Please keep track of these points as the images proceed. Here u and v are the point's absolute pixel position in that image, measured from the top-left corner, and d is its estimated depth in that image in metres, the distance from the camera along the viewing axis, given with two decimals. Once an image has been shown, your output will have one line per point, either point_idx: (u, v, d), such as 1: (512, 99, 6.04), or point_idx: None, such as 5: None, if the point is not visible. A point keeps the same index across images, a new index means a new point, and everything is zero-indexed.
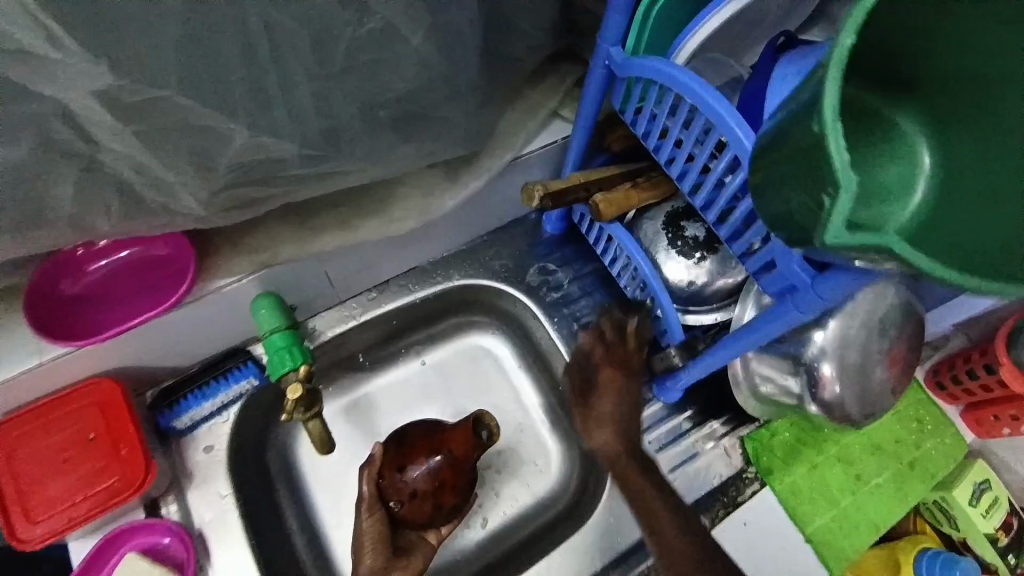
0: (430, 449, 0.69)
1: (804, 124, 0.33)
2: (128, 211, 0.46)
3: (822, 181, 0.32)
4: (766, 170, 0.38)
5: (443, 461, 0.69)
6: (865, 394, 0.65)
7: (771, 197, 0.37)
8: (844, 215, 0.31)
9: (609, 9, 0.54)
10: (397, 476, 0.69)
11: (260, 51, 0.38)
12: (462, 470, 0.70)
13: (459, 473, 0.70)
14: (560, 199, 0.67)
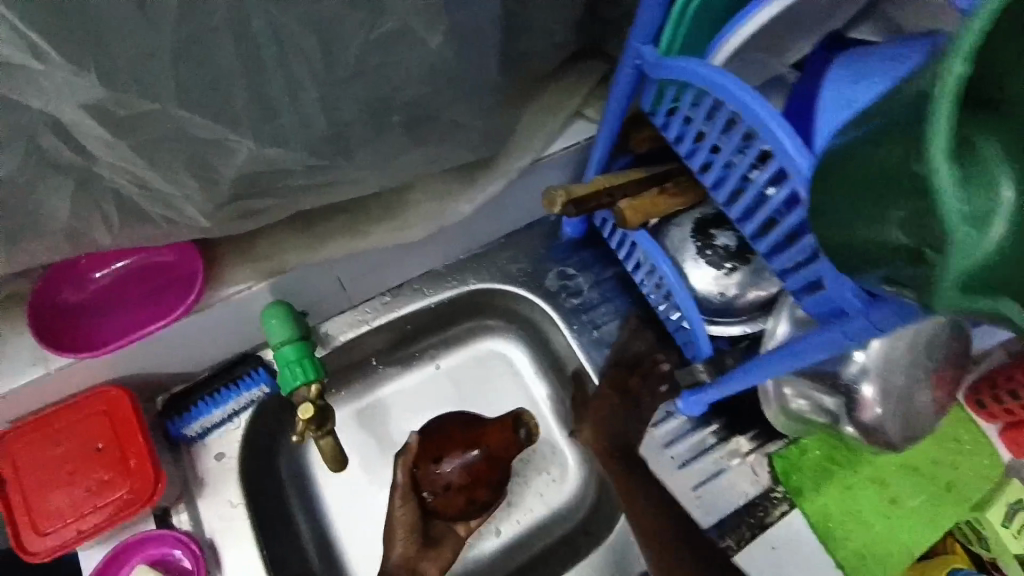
0: (467, 443, 0.68)
1: (900, 158, 0.30)
2: (132, 222, 0.45)
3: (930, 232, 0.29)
4: (839, 192, 0.35)
5: (479, 456, 0.68)
6: (907, 417, 0.61)
7: (846, 224, 0.35)
8: (957, 270, 0.28)
9: (642, 6, 0.50)
10: (432, 468, 0.68)
11: (265, 55, 0.36)
12: (497, 465, 0.69)
13: (494, 470, 0.69)
14: (583, 205, 0.63)
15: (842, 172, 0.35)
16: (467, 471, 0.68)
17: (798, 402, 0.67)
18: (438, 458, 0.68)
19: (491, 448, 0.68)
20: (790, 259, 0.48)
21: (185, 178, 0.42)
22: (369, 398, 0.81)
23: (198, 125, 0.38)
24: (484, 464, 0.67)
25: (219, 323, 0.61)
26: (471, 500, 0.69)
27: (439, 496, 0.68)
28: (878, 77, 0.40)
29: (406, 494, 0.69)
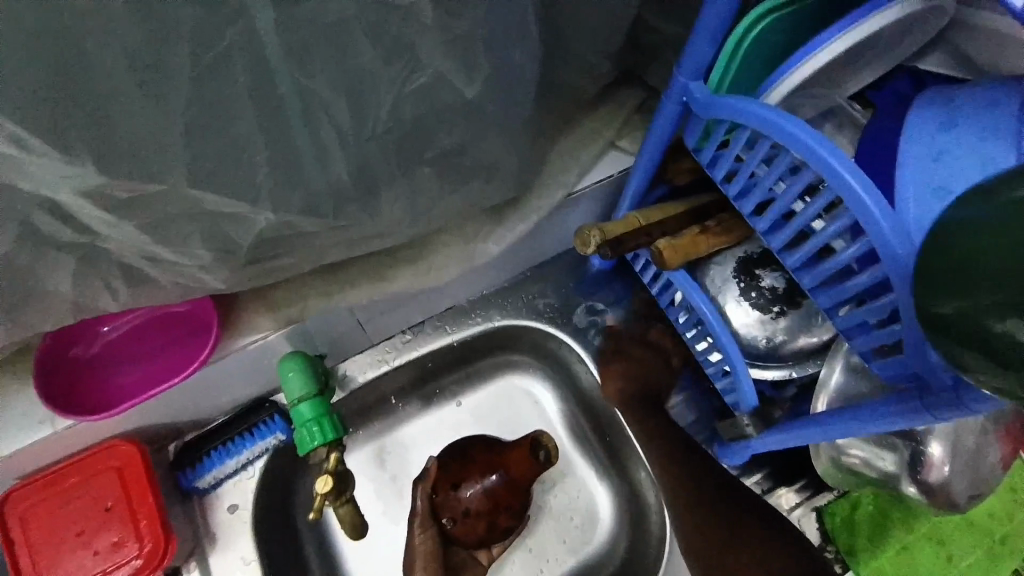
0: (487, 467, 0.66)
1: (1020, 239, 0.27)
2: (139, 286, 0.41)
3: None
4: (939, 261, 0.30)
5: (500, 480, 0.65)
6: (976, 478, 0.56)
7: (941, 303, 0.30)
8: None
9: (693, 38, 0.46)
10: (452, 493, 0.65)
11: (290, 115, 0.33)
12: (518, 490, 0.66)
13: (516, 494, 0.66)
14: (620, 247, 0.59)
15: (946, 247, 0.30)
16: (488, 496, 0.65)
17: (849, 456, 0.60)
18: (457, 482, 0.65)
19: (512, 472, 0.66)
20: (862, 320, 0.43)
21: (198, 244, 0.38)
22: (387, 440, 0.76)
23: (211, 201, 0.35)
24: (504, 489, 0.65)
25: (232, 372, 0.58)
26: (492, 526, 0.66)
27: (458, 522, 0.65)
28: (972, 125, 0.38)
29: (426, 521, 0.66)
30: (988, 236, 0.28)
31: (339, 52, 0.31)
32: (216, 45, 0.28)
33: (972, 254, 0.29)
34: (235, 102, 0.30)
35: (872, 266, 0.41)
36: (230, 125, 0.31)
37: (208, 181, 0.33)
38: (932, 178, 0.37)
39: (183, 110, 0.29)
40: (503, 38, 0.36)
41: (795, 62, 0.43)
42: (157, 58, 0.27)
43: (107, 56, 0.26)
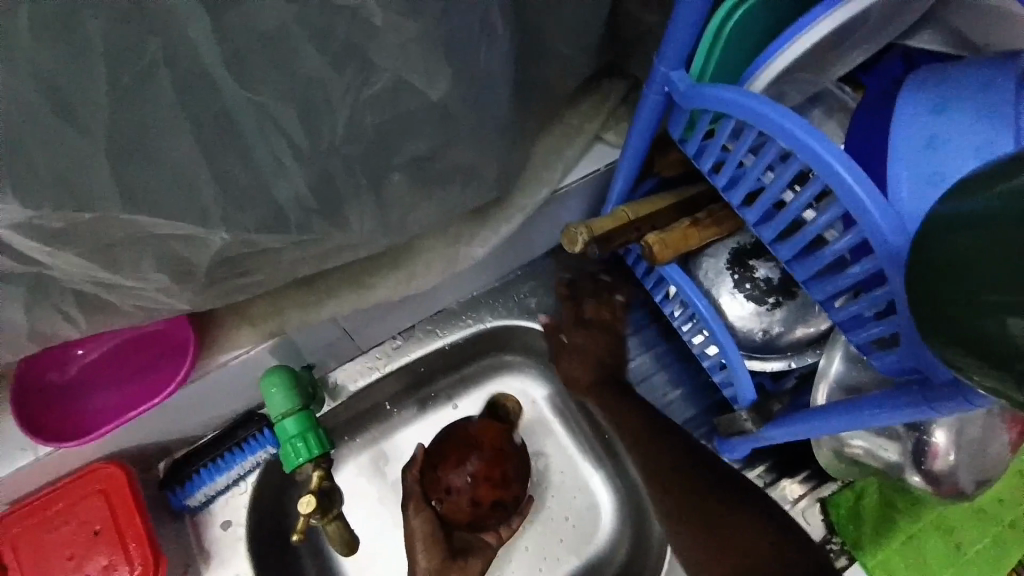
0: (461, 449, 0.64)
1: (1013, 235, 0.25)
2: (103, 307, 0.40)
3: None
4: (931, 260, 0.29)
5: (476, 460, 0.63)
6: (983, 465, 0.54)
7: (935, 308, 0.29)
8: None
9: (671, 25, 0.44)
10: (434, 475, 0.64)
11: (240, 127, 0.31)
12: (495, 462, 0.63)
13: (492, 466, 0.63)
14: (606, 244, 0.57)
15: (938, 247, 0.28)
16: (468, 474, 0.63)
17: (851, 446, 0.58)
18: (437, 464, 0.64)
19: (484, 449, 0.63)
20: (858, 312, 0.41)
21: (149, 267, 0.37)
22: (383, 446, 0.75)
23: (160, 225, 0.34)
24: (478, 463, 0.63)
25: (216, 389, 0.57)
26: (478, 502, 0.63)
27: (444, 502, 0.63)
28: (965, 107, 0.36)
29: (420, 503, 0.65)
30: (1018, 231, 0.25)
31: (281, 59, 0.30)
32: (138, 57, 0.27)
33: (1001, 250, 0.25)
34: (168, 121, 0.29)
35: (866, 258, 0.39)
36: (169, 144, 0.30)
37: (150, 203, 0.32)
38: (924, 164, 0.35)
39: (119, 119, 0.28)
40: (466, 39, 0.34)
41: (779, 45, 0.41)
42: (77, 76, 0.26)
43: (17, 73, 0.26)
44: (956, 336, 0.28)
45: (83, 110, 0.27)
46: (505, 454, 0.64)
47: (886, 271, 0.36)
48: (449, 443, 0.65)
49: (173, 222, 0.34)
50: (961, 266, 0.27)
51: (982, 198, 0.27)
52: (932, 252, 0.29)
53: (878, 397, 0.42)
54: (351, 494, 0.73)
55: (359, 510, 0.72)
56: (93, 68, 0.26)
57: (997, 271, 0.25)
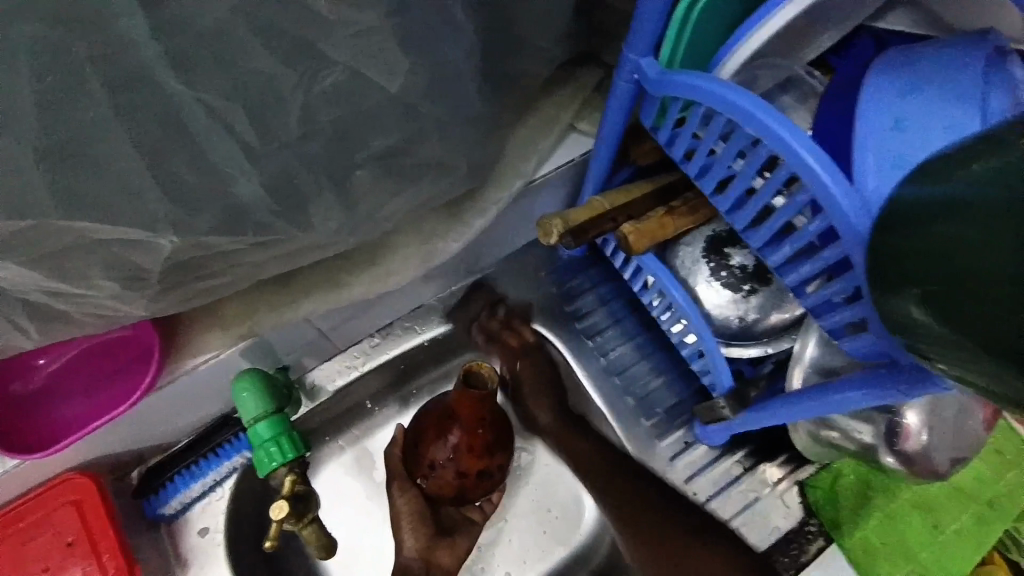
0: (440, 422, 0.58)
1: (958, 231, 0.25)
2: (57, 316, 0.38)
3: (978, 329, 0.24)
4: (891, 251, 0.29)
5: (459, 432, 0.57)
6: (956, 444, 0.55)
7: (897, 300, 0.29)
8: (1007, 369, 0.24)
9: (638, 13, 0.43)
10: (417, 452, 0.60)
11: (188, 127, 0.30)
12: (477, 430, 0.56)
13: (475, 437, 0.56)
14: (581, 235, 0.57)
15: (899, 236, 0.29)
16: (451, 448, 0.57)
17: (828, 429, 0.59)
18: (417, 441, 0.60)
19: (465, 420, 0.56)
20: (829, 298, 0.41)
21: (102, 273, 0.36)
22: (366, 445, 0.74)
23: (108, 231, 0.33)
24: (460, 436, 0.56)
25: (187, 395, 0.56)
26: (464, 475, 0.58)
27: (429, 479, 0.60)
28: (931, 89, 0.36)
29: (404, 484, 0.64)
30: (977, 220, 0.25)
31: (225, 54, 0.28)
32: (70, 55, 0.26)
33: (956, 238, 0.25)
34: (108, 123, 0.28)
35: (834, 243, 0.39)
36: (112, 145, 0.29)
37: (100, 207, 0.31)
38: (890, 146, 0.35)
39: (55, 121, 0.27)
40: (425, 30, 0.33)
41: (747, 29, 0.41)
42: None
43: None
44: (920, 322, 0.28)
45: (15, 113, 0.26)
46: (489, 421, 0.57)
47: (852, 256, 0.36)
48: (430, 415, 0.59)
49: (121, 227, 0.33)
50: (919, 254, 0.27)
51: (943, 184, 0.27)
52: (895, 239, 0.29)
53: (850, 381, 0.43)
54: (335, 495, 0.72)
55: (342, 511, 0.71)
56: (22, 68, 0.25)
57: (954, 261, 0.25)
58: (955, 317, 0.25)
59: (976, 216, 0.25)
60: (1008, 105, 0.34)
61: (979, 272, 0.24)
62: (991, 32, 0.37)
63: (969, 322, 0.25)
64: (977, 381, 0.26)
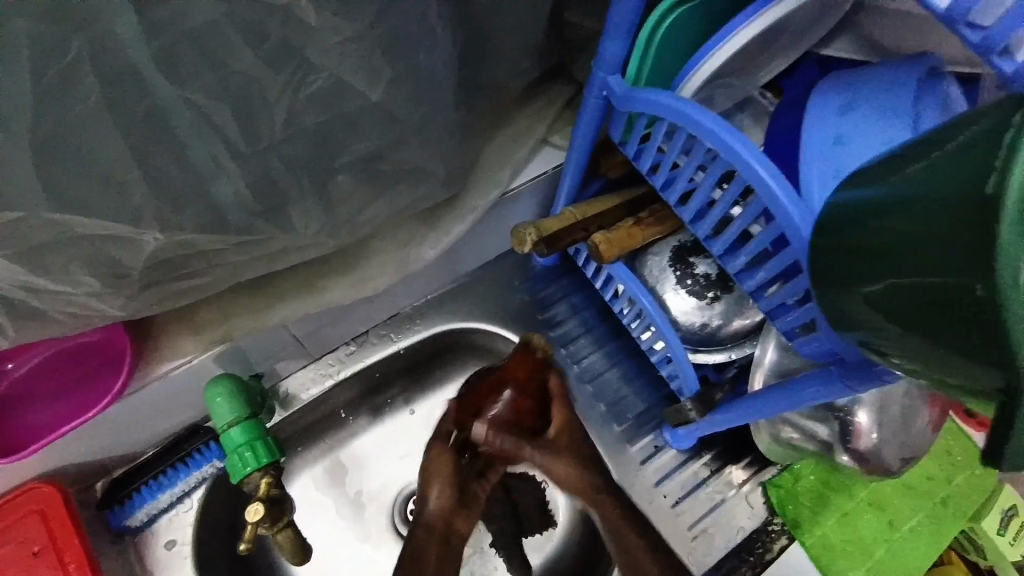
0: (495, 387, 0.53)
1: (881, 229, 0.28)
2: (30, 315, 0.38)
3: (909, 318, 0.27)
4: (828, 252, 0.32)
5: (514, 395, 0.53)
6: (905, 442, 0.58)
7: (836, 297, 0.32)
8: (938, 353, 0.26)
9: (606, 34, 0.46)
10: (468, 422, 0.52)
11: (175, 126, 0.31)
12: (535, 396, 0.54)
13: (535, 402, 0.54)
14: (554, 243, 0.59)
15: (838, 240, 0.31)
16: (509, 416, 0.52)
17: (788, 431, 0.63)
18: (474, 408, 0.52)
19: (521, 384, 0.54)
20: (783, 301, 0.44)
21: (80, 270, 0.36)
22: (340, 455, 0.73)
23: (89, 225, 0.33)
24: (523, 400, 0.53)
25: (158, 401, 0.55)
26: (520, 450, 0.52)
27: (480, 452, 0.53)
28: (869, 107, 0.39)
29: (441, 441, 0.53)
30: (908, 217, 0.26)
31: (213, 56, 0.30)
32: (65, 55, 0.27)
33: (883, 235, 0.28)
34: (95, 119, 0.29)
35: (787, 249, 0.42)
36: (98, 141, 0.30)
37: (83, 204, 0.32)
38: (832, 160, 0.39)
39: (43, 117, 0.28)
40: (405, 41, 0.35)
41: (707, 51, 0.44)
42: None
43: None
44: (876, 322, 0.29)
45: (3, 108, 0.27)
46: (540, 392, 0.55)
47: (800, 260, 0.38)
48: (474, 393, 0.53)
49: (103, 222, 0.33)
50: (857, 254, 0.30)
51: (873, 187, 0.29)
52: (840, 239, 0.31)
53: (805, 378, 0.46)
54: (310, 505, 0.71)
55: (316, 520, 0.71)
56: (17, 66, 0.26)
57: (883, 257, 0.28)
58: (905, 311, 0.27)
59: (908, 212, 0.27)
60: (938, 121, 0.38)
61: (920, 265, 0.26)
62: (925, 56, 0.41)
63: (906, 311, 0.27)
64: (937, 374, 0.28)
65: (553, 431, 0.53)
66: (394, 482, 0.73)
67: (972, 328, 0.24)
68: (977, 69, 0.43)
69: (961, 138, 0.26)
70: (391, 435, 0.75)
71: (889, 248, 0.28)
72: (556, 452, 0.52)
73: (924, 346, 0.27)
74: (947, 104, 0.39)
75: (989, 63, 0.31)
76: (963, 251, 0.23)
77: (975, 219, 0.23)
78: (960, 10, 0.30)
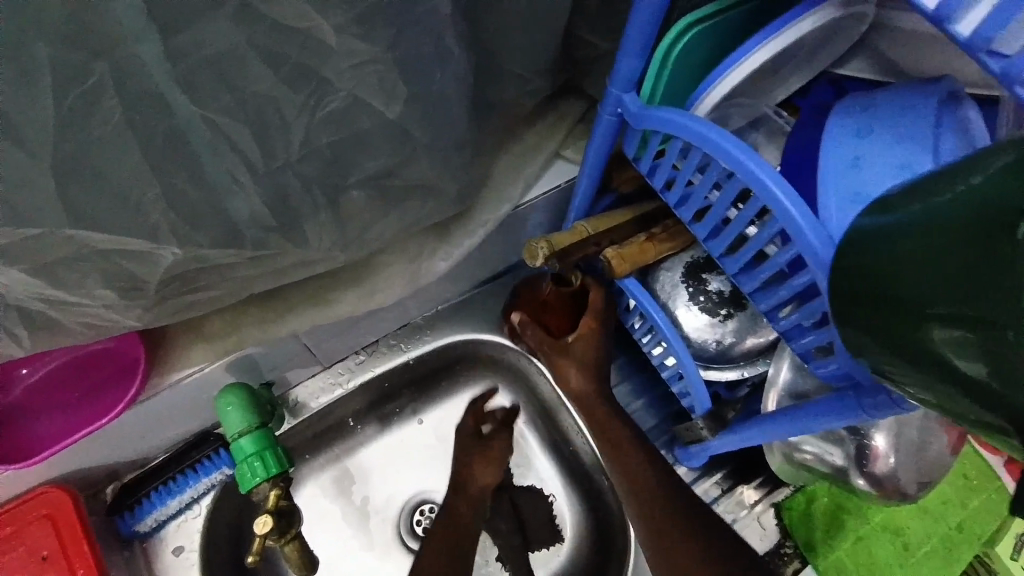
0: (535, 303, 0.68)
1: (899, 261, 0.28)
2: (47, 326, 0.39)
3: (922, 349, 0.27)
4: (843, 280, 0.32)
5: (548, 314, 0.68)
6: (922, 466, 0.57)
7: (850, 325, 0.31)
8: (951, 386, 0.26)
9: (621, 51, 0.46)
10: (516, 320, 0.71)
11: (194, 146, 0.32)
12: (564, 308, 0.67)
13: (563, 315, 0.67)
14: (566, 258, 0.59)
15: (854, 268, 0.31)
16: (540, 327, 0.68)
17: (801, 451, 0.61)
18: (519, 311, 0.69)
19: (552, 306, 0.67)
20: (800, 322, 0.43)
21: (98, 284, 0.36)
22: (348, 465, 0.73)
23: (106, 240, 0.34)
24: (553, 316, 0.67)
25: (169, 409, 0.56)
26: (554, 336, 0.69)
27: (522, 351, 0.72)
28: (888, 131, 0.39)
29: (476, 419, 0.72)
30: (923, 246, 0.27)
31: (231, 79, 0.30)
32: (87, 78, 0.27)
33: (900, 266, 0.28)
34: (117, 140, 0.30)
35: (805, 271, 0.41)
36: (118, 158, 0.30)
37: (100, 221, 0.32)
38: (851, 183, 0.38)
39: (65, 138, 0.28)
40: (419, 63, 0.36)
41: (724, 68, 0.44)
42: (21, 95, 0.26)
43: None
44: (888, 351, 0.29)
45: (27, 130, 0.27)
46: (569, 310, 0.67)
47: (818, 283, 0.38)
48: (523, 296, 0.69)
49: (120, 238, 0.34)
50: (874, 283, 0.29)
51: (896, 215, 0.29)
52: (855, 264, 0.31)
53: (822, 402, 0.44)
54: (318, 515, 0.71)
55: (323, 530, 0.71)
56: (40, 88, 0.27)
57: (898, 289, 0.28)
58: (917, 342, 0.27)
59: (924, 244, 0.27)
60: (959, 147, 0.37)
61: (930, 296, 0.26)
62: (943, 78, 0.41)
63: (921, 342, 0.27)
64: (951, 408, 0.27)
65: (572, 336, 0.66)
66: (400, 492, 0.73)
67: (988, 358, 0.24)
68: (994, 92, 0.43)
69: (989, 170, 0.25)
70: (398, 446, 0.75)
71: (905, 279, 0.27)
72: (565, 352, 0.66)
73: (936, 379, 0.27)
74: (967, 129, 0.38)
75: (1013, 93, 0.31)
76: (984, 279, 0.24)
77: (995, 248, 0.24)
78: (983, 38, 0.30)
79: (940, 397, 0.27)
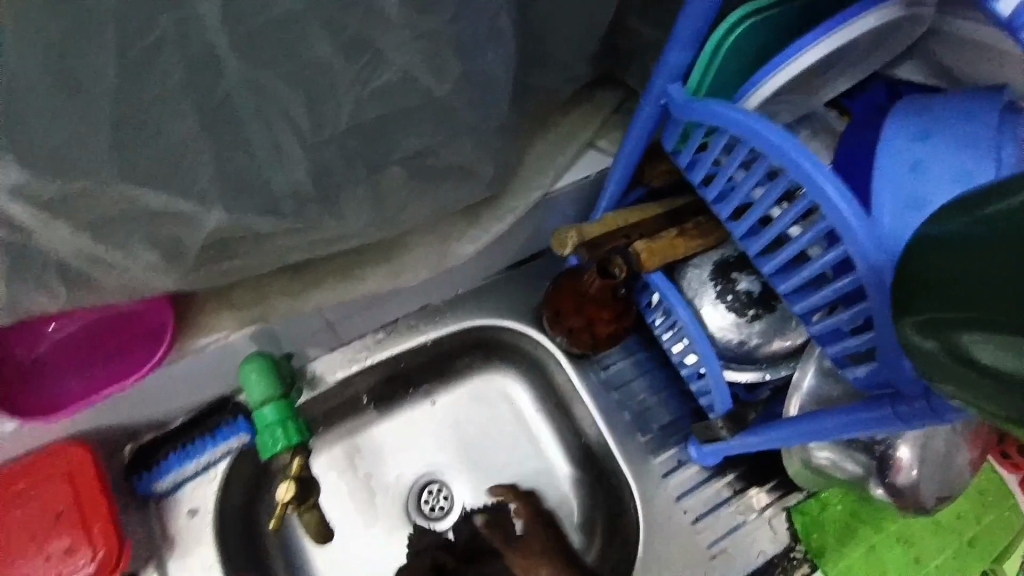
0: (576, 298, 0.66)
1: (957, 264, 0.27)
2: (83, 287, 0.39)
3: (972, 348, 0.26)
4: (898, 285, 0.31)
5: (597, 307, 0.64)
6: (944, 482, 0.56)
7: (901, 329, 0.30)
8: (998, 389, 0.25)
9: (671, 39, 0.45)
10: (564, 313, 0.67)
11: (239, 110, 0.32)
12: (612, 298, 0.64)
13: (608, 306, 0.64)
14: (594, 249, 0.58)
15: (909, 270, 0.30)
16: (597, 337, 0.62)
17: (819, 457, 0.61)
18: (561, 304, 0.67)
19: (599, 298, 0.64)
20: (837, 327, 0.42)
21: (135, 247, 0.37)
22: (360, 441, 0.74)
23: (147, 202, 0.33)
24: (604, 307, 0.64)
25: (192, 374, 0.57)
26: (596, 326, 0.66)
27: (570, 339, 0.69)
28: (948, 135, 0.37)
29: None
30: (981, 243, 0.26)
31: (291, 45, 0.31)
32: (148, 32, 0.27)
33: (955, 267, 0.27)
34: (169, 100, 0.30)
35: (849, 273, 0.40)
36: (163, 116, 0.30)
37: (143, 182, 0.32)
38: (906, 188, 0.37)
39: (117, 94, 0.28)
40: (472, 39, 0.35)
41: (778, 63, 0.43)
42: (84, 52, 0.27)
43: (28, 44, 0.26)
44: (925, 345, 0.29)
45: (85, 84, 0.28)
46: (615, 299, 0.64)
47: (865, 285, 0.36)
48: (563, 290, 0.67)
49: (160, 200, 0.34)
50: (927, 284, 0.28)
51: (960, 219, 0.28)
52: (910, 265, 0.30)
53: (850, 410, 0.43)
54: (327, 489, 0.72)
55: (332, 504, 0.71)
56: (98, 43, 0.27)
57: (948, 291, 0.27)
58: (961, 338, 0.26)
59: (985, 243, 0.26)
60: (1020, 158, 0.36)
61: (984, 297, 0.25)
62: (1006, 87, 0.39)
63: (970, 341, 0.26)
64: (984, 406, 0.27)
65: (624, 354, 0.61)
66: (409, 470, 0.74)
67: (1004, 358, 0.25)
68: None
69: None
70: (411, 427, 0.75)
71: (959, 277, 0.27)
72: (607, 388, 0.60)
73: (980, 380, 0.26)
74: None
75: None
76: None
77: None
78: None
79: (984, 401, 0.27)
